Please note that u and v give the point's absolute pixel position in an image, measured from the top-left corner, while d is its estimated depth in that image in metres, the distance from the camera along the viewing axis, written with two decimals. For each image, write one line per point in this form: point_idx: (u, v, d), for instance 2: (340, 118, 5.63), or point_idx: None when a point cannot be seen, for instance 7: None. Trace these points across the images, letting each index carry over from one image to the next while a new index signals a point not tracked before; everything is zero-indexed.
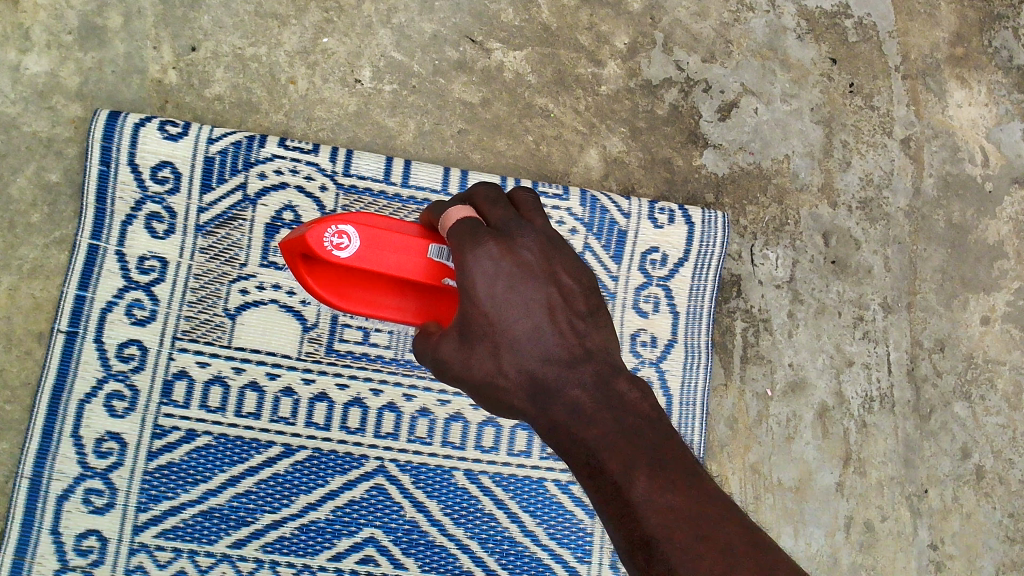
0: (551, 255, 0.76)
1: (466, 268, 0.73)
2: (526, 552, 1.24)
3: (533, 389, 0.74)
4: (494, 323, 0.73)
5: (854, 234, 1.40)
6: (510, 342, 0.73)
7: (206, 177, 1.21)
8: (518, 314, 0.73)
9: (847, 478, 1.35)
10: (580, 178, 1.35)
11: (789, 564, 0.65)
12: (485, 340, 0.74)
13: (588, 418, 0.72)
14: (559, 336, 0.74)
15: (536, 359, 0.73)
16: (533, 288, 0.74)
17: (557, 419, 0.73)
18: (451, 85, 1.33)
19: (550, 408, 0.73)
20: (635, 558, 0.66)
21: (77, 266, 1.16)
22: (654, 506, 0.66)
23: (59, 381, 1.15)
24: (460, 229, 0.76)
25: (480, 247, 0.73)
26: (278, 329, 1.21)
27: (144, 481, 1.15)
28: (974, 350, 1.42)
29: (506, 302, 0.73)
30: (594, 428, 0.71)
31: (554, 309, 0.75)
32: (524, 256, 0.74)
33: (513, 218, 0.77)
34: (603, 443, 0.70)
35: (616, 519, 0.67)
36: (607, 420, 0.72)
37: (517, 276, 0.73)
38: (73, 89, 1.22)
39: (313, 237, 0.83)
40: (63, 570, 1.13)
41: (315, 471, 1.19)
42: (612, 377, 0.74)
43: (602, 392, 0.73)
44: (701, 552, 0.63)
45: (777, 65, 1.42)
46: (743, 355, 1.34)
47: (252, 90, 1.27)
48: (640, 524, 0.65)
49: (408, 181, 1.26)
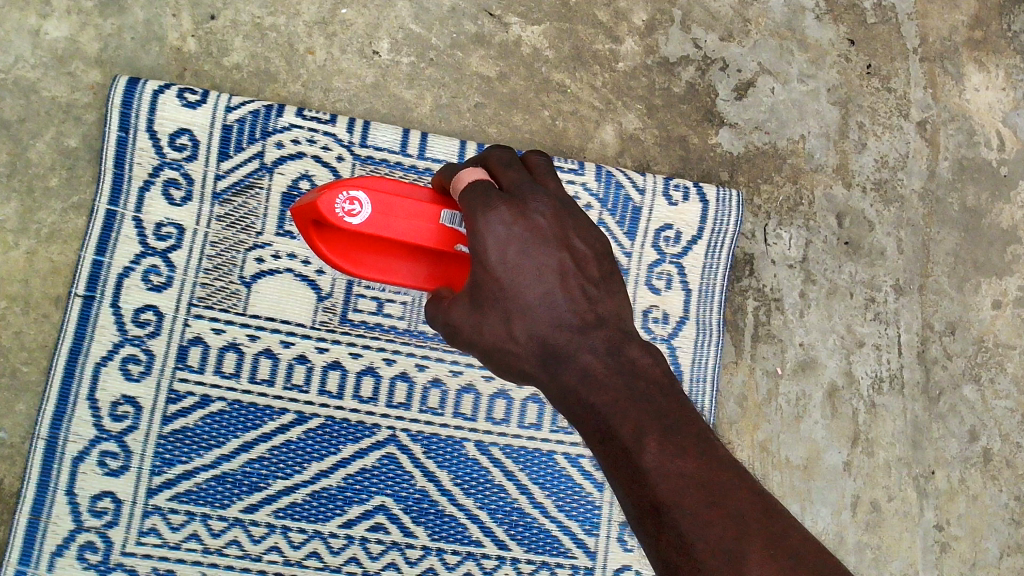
0: (563, 221, 0.78)
1: (478, 233, 0.74)
2: (535, 523, 1.25)
3: (544, 355, 0.74)
4: (506, 289, 0.74)
5: (868, 215, 1.41)
6: (521, 307, 0.74)
7: (224, 145, 1.22)
8: (530, 279, 0.74)
9: (855, 457, 1.36)
10: (596, 154, 1.35)
11: (799, 531, 0.67)
12: (496, 304, 0.75)
13: (599, 383, 0.72)
14: (571, 302, 0.75)
15: (547, 324, 0.74)
16: (544, 253, 0.75)
17: (567, 384, 0.74)
18: (469, 58, 1.33)
19: (560, 372, 0.74)
20: (645, 524, 0.67)
21: (95, 230, 1.17)
22: (664, 472, 0.66)
23: (76, 344, 1.15)
24: (472, 192, 0.76)
25: (492, 212, 0.74)
26: (293, 298, 1.22)
27: (159, 445, 1.17)
28: (985, 334, 1.42)
29: (517, 267, 0.74)
30: (604, 393, 0.72)
31: (565, 274, 0.76)
32: (536, 220, 0.76)
33: (526, 183, 0.78)
34: (614, 409, 0.71)
35: (626, 484, 0.68)
36: (617, 384, 0.72)
37: (529, 241, 0.74)
38: (93, 55, 1.22)
39: (325, 203, 0.85)
40: (78, 530, 1.14)
41: (328, 439, 1.20)
42: (624, 342, 0.75)
43: (614, 357, 0.74)
44: (711, 519, 0.64)
45: (795, 45, 1.42)
46: (754, 334, 1.34)
47: (270, 59, 1.28)
48: (650, 490, 0.66)
49: (424, 153, 1.27)
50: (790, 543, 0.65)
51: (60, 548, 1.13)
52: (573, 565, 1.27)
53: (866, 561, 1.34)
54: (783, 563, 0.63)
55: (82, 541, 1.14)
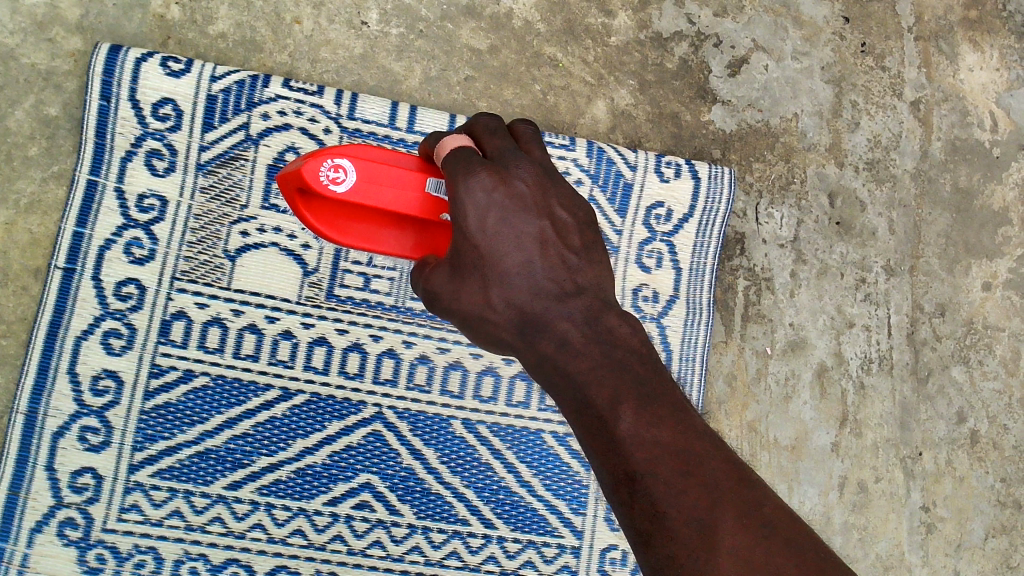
0: (545, 189, 0.77)
1: (459, 199, 0.73)
2: (522, 502, 1.24)
3: (521, 322, 0.73)
4: (485, 256, 0.73)
5: (860, 195, 1.39)
6: (500, 274, 0.73)
7: (209, 115, 1.19)
8: (509, 247, 0.73)
9: (843, 438, 1.35)
10: (587, 130, 1.33)
11: (773, 501, 0.66)
12: (476, 271, 0.74)
13: (576, 351, 0.71)
14: (549, 269, 0.74)
15: (526, 293, 0.73)
16: (524, 221, 0.74)
17: (544, 351, 0.72)
18: (459, 30, 1.30)
19: (537, 341, 0.73)
20: (619, 494, 0.66)
21: (76, 201, 1.15)
22: (639, 440, 0.65)
23: (56, 317, 1.13)
24: (455, 158, 0.76)
25: (473, 178, 0.73)
26: (279, 273, 1.20)
27: (140, 421, 1.15)
28: (974, 316, 1.42)
29: (496, 234, 0.73)
30: (580, 361, 0.71)
31: (545, 243, 0.75)
32: (517, 188, 0.75)
33: (509, 150, 0.77)
34: (590, 377, 0.70)
35: (602, 453, 0.67)
36: (595, 353, 0.71)
37: (508, 208, 0.74)
38: (73, 21, 1.20)
39: (310, 171, 0.82)
40: (58, 506, 1.12)
41: (313, 416, 1.19)
42: (603, 311, 0.74)
43: (592, 327, 0.73)
44: (685, 488, 0.64)
45: (790, 22, 1.40)
46: (743, 314, 1.34)
47: (256, 28, 1.25)
48: (624, 459, 0.65)
49: (414, 127, 1.25)
50: (764, 512, 0.64)
51: (39, 525, 1.11)
52: (559, 544, 1.26)
53: (852, 542, 1.33)
54: (756, 532, 0.62)
55: (62, 518, 1.12)
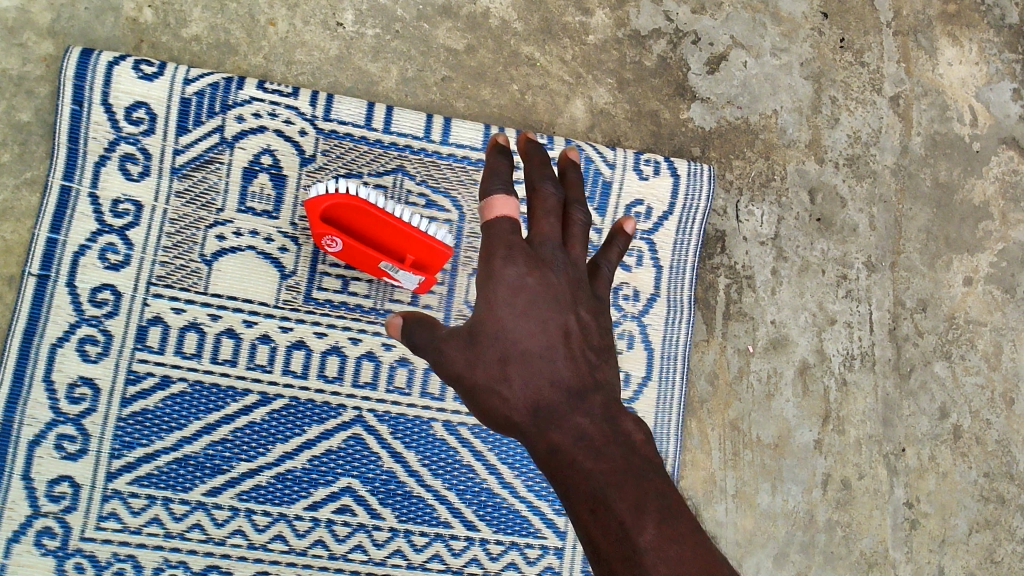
0: (576, 281, 0.74)
1: (492, 277, 0.72)
2: (504, 504, 1.24)
3: (536, 411, 0.68)
4: (503, 328, 0.71)
5: (840, 191, 1.39)
6: (522, 356, 0.70)
7: (182, 118, 1.18)
8: (532, 330, 0.70)
9: (826, 435, 1.35)
10: (565, 129, 1.32)
11: None
12: (494, 348, 0.71)
13: (595, 449, 0.65)
14: (572, 365, 0.70)
15: (547, 381, 0.69)
16: (554, 311, 0.71)
17: (556, 443, 0.67)
18: (436, 30, 1.30)
19: (551, 433, 0.67)
20: None
21: (50, 207, 1.14)
22: (662, 554, 0.60)
23: (31, 324, 1.12)
24: (496, 231, 0.73)
25: (509, 255, 0.72)
26: (256, 277, 1.19)
27: (118, 428, 1.14)
28: (956, 311, 1.41)
29: (523, 313, 0.71)
30: (599, 459, 0.65)
31: (570, 338, 0.71)
32: (552, 277, 0.72)
33: (550, 221, 0.74)
34: (610, 477, 0.64)
35: (612, 557, 0.61)
36: (615, 452, 0.65)
37: (541, 296, 0.71)
38: (45, 26, 1.19)
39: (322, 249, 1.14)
40: (35, 515, 1.11)
41: (292, 420, 1.18)
42: (621, 414, 0.69)
43: (610, 425, 0.67)
44: None
45: (768, 18, 1.40)
46: (725, 312, 1.33)
47: (230, 31, 1.24)
48: (640, 568, 0.59)
49: (390, 127, 1.24)
50: None
51: (16, 534, 1.10)
52: (542, 545, 1.25)
53: (836, 539, 1.33)
54: None
55: (40, 527, 1.11)
